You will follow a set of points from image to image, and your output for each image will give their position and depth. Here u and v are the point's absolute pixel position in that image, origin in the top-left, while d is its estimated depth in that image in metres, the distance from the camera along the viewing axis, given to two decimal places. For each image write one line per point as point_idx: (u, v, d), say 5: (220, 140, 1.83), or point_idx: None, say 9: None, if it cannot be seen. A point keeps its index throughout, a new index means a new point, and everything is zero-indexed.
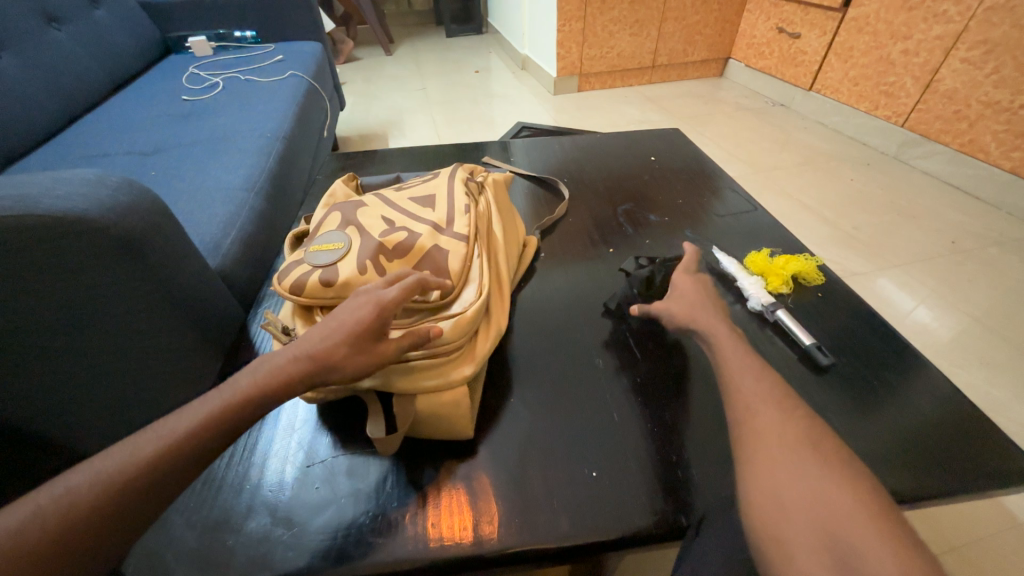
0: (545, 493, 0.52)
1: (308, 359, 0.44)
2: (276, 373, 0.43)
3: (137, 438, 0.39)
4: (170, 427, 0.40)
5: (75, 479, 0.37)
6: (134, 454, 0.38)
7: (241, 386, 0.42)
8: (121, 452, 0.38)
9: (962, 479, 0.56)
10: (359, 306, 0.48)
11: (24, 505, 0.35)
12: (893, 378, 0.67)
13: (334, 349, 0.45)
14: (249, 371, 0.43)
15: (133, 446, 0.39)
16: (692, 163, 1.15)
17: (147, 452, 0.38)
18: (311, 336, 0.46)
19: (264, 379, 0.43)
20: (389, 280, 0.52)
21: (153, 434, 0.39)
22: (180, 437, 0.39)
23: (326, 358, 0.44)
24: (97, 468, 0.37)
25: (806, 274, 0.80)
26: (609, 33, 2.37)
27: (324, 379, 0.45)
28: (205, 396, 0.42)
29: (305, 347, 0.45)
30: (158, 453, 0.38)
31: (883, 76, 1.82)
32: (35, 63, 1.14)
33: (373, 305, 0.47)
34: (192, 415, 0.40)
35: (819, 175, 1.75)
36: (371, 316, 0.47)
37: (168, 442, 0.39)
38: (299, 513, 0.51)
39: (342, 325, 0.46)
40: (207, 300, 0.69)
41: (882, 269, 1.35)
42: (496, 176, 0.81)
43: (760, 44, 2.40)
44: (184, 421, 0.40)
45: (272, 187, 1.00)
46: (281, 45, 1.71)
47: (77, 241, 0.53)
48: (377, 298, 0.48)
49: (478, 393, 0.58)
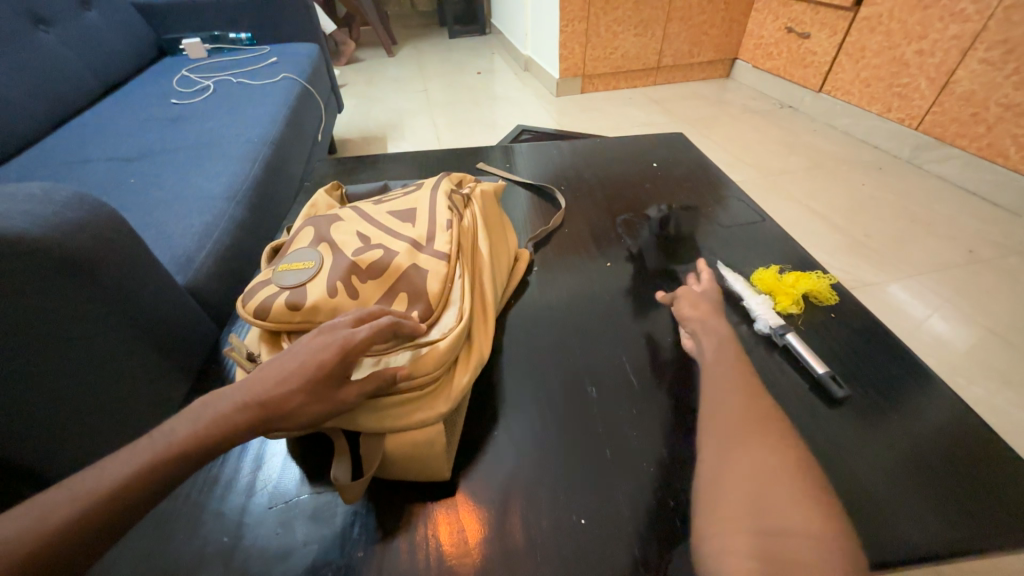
0: (525, 541, 0.48)
1: (257, 408, 0.40)
2: (218, 425, 0.38)
3: (50, 496, 0.34)
4: (95, 480, 0.35)
5: None
6: (44, 516, 0.33)
7: (179, 435, 0.37)
8: (28, 513, 0.33)
9: (985, 530, 0.50)
10: (320, 346, 0.43)
11: None
12: (913, 411, 0.61)
13: (290, 395, 0.41)
14: (189, 419, 0.38)
15: (45, 506, 0.34)
16: (696, 169, 1.10)
17: (62, 514, 0.33)
18: (265, 379, 0.41)
19: (204, 430, 0.38)
20: (357, 314, 0.48)
21: (71, 491, 0.35)
22: (103, 494, 0.34)
23: (279, 407, 0.40)
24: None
25: (818, 292, 0.75)
26: (612, 33, 2.31)
27: (276, 429, 0.40)
28: (134, 446, 0.37)
29: (255, 393, 0.40)
30: (75, 512, 0.34)
31: (896, 77, 1.75)
32: (18, 64, 1.11)
33: (336, 347, 0.43)
34: (119, 468, 0.36)
35: (829, 179, 1.69)
36: (335, 361, 0.43)
37: (88, 500, 0.34)
38: (255, 561, 0.46)
39: (299, 367, 0.42)
40: (166, 318, 0.66)
41: (895, 279, 1.29)
42: (484, 186, 0.76)
43: (768, 44, 2.33)
44: (110, 473, 0.35)
45: (255, 195, 0.96)
46: (276, 47, 1.68)
47: (19, 263, 0.50)
48: (343, 340, 0.44)
49: (457, 427, 0.53)
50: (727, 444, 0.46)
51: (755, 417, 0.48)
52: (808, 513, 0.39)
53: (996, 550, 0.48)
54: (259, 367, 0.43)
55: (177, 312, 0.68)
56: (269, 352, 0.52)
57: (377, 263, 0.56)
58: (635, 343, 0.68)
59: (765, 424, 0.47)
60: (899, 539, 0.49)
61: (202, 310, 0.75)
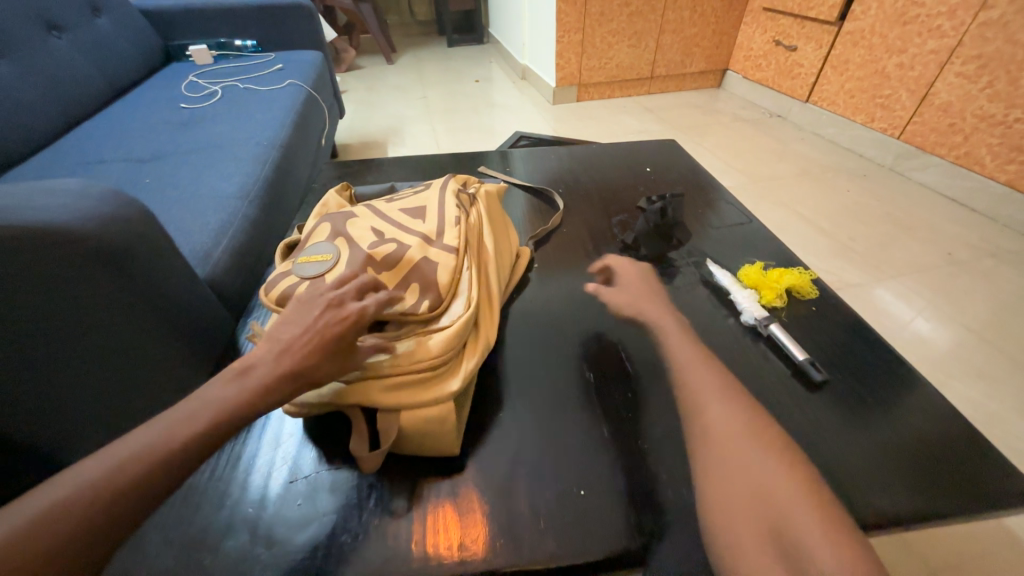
0: (530, 511, 0.51)
1: (291, 376, 0.44)
2: (262, 392, 0.43)
3: (124, 447, 0.39)
4: (122, 454, 0.38)
5: (67, 487, 0.36)
6: (122, 462, 0.38)
7: (232, 399, 0.42)
8: (101, 464, 0.37)
9: (948, 499, 0.54)
10: (330, 318, 0.47)
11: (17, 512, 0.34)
12: (886, 396, 0.66)
13: (311, 364, 0.45)
14: (236, 386, 0.43)
15: (120, 456, 0.38)
16: (687, 174, 1.15)
17: (136, 461, 0.38)
18: (291, 351, 0.45)
19: (251, 396, 0.42)
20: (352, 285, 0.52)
21: (144, 442, 0.39)
22: (131, 468, 0.37)
23: (310, 374, 0.45)
24: (34, 507, 0.35)
25: (800, 287, 0.80)
26: (607, 44, 2.39)
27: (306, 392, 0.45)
28: (191, 406, 0.42)
29: (290, 364, 0.44)
30: (105, 485, 0.37)
31: (879, 89, 1.83)
32: (33, 68, 1.14)
33: (343, 320, 0.48)
34: (183, 423, 0.40)
35: (817, 186, 1.75)
36: (348, 331, 0.48)
37: (157, 451, 0.39)
38: (279, 530, 0.50)
39: (316, 338, 0.46)
40: (190, 310, 0.70)
41: (880, 281, 1.34)
42: (488, 187, 0.81)
43: (757, 56, 2.42)
44: (137, 449, 0.38)
45: (266, 195, 1.00)
46: (281, 54, 1.73)
47: (59, 252, 0.54)
48: (357, 314, 0.49)
49: (465, 408, 0.57)
50: (724, 455, 0.55)
51: (741, 427, 0.57)
52: (819, 515, 0.48)
53: (953, 517, 0.53)
54: (271, 338, 0.46)
55: (199, 305, 0.72)
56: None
57: (390, 255, 0.61)
58: (628, 334, 0.73)
59: (750, 432, 0.56)
60: (871, 507, 0.53)
61: (220, 302, 0.78)
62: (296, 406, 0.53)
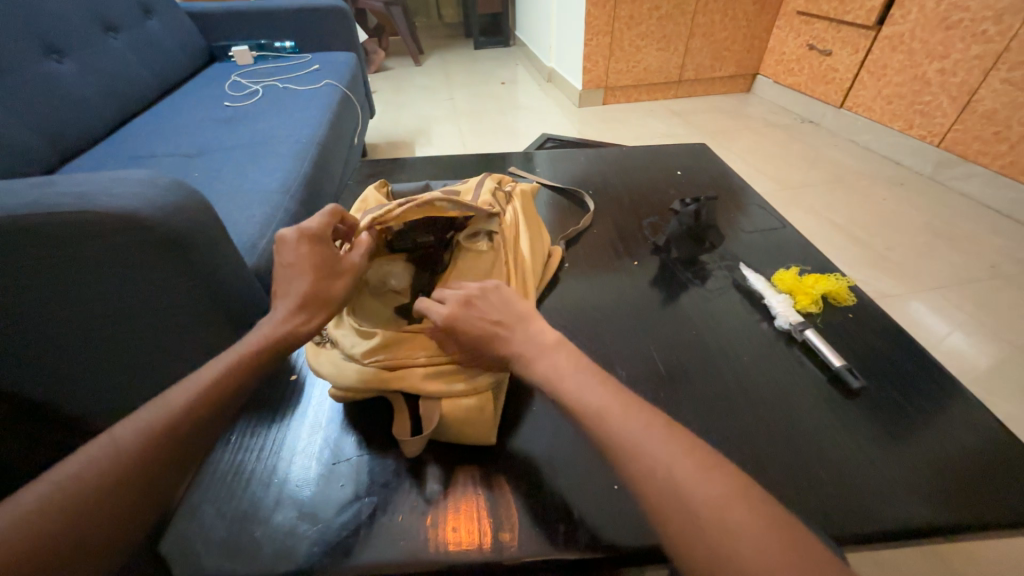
0: (561, 503, 0.53)
1: (294, 308, 0.51)
2: (276, 329, 0.50)
3: (165, 395, 0.43)
4: (139, 420, 0.41)
5: (122, 432, 0.40)
6: (166, 404, 0.42)
7: (252, 339, 0.49)
8: (149, 410, 0.42)
9: (991, 511, 0.53)
10: (299, 241, 0.54)
11: (81, 455, 0.39)
12: (927, 406, 0.65)
13: (288, 323, 0.51)
14: (257, 331, 0.50)
15: (162, 401, 0.43)
16: (718, 178, 1.15)
17: (180, 401, 0.43)
18: (290, 288, 0.52)
19: (268, 335, 0.49)
20: (328, 212, 0.59)
21: (183, 388, 0.44)
22: (137, 445, 0.40)
23: (311, 301, 0.52)
24: (98, 450, 0.39)
25: (837, 294, 0.79)
26: (636, 48, 2.38)
27: (311, 319, 0.52)
28: (218, 357, 0.47)
29: (292, 301, 0.51)
30: (115, 462, 0.39)
31: (918, 95, 1.78)
32: (92, 67, 1.22)
33: (307, 238, 0.55)
34: (213, 367, 0.46)
35: (848, 193, 1.71)
36: (319, 253, 0.55)
37: (199, 391, 0.44)
38: (323, 508, 0.52)
39: (297, 268, 0.53)
40: (241, 297, 0.74)
41: (915, 292, 1.31)
42: (524, 186, 0.82)
43: (789, 61, 2.38)
44: (142, 427, 0.41)
45: (305, 191, 1.03)
46: (317, 55, 1.78)
47: (132, 235, 0.60)
48: (317, 238, 0.55)
49: (501, 399, 0.59)
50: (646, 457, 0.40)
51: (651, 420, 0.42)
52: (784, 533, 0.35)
53: (992, 531, 0.52)
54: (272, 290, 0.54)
55: (245, 290, 0.75)
56: (343, 331, 0.58)
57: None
58: (661, 334, 0.74)
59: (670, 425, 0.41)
60: (909, 516, 0.53)
61: (265, 291, 0.82)
62: (343, 391, 0.58)
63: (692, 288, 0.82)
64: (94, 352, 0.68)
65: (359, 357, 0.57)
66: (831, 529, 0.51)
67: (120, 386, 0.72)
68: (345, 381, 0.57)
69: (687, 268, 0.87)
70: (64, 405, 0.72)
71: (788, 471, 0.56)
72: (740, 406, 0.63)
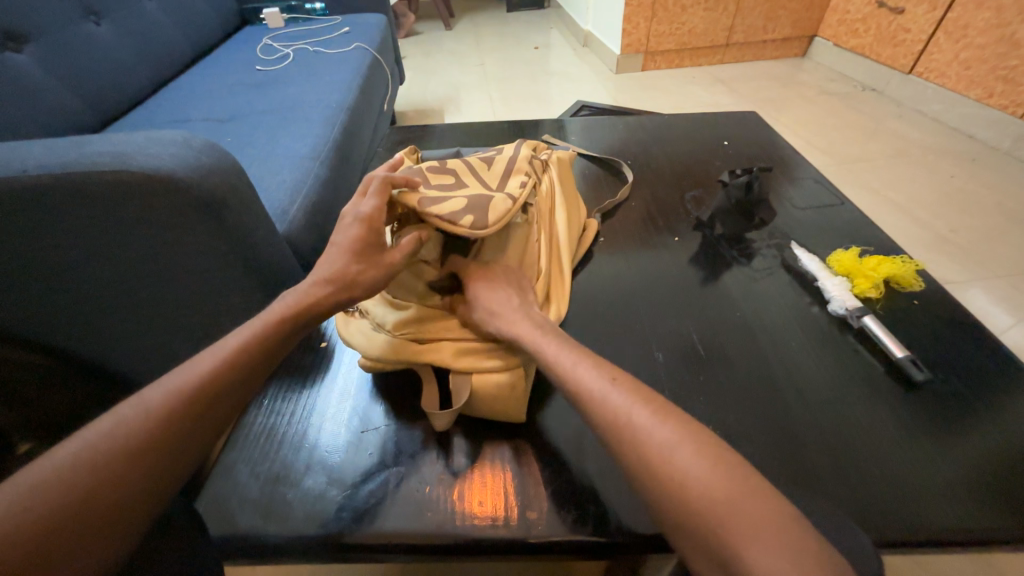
0: (590, 484, 0.51)
1: (325, 283, 0.51)
2: (302, 300, 0.50)
3: (192, 360, 0.44)
4: (164, 384, 0.41)
5: (147, 395, 0.41)
6: (191, 369, 0.43)
7: (277, 308, 0.49)
8: (175, 375, 0.42)
9: None
10: (352, 222, 0.54)
11: (109, 416, 0.39)
12: (998, 403, 0.59)
13: (312, 297, 0.50)
14: (281, 301, 0.50)
15: (187, 366, 0.43)
16: (769, 149, 1.06)
17: (204, 366, 0.43)
18: (324, 263, 0.52)
19: (294, 304, 0.49)
20: (376, 190, 0.56)
21: (208, 353, 0.44)
22: (161, 409, 0.40)
23: (342, 280, 0.51)
24: (126, 411, 0.39)
25: (902, 278, 0.72)
26: (681, 7, 2.21)
27: (346, 297, 0.51)
28: (243, 325, 0.47)
29: (322, 276, 0.51)
30: (140, 424, 0.39)
31: (1003, 58, 1.57)
32: (129, 30, 1.22)
33: (360, 223, 0.53)
34: (237, 334, 0.46)
35: (911, 168, 1.57)
36: (374, 242, 0.53)
37: (222, 356, 0.44)
38: (351, 475, 0.52)
39: (338, 249, 0.53)
40: (275, 264, 0.74)
41: (980, 278, 1.20)
42: (560, 154, 0.78)
43: (854, 20, 2.15)
44: (168, 391, 0.41)
45: (335, 157, 1.02)
46: (347, 17, 1.73)
47: (168, 197, 0.59)
48: (362, 217, 0.53)
49: (531, 378, 0.58)
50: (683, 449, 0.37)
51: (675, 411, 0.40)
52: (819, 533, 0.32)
53: None
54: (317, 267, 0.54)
55: (278, 257, 0.75)
56: (376, 302, 0.59)
57: (451, 220, 0.55)
58: (701, 315, 0.69)
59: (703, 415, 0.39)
60: (967, 524, 0.48)
61: (296, 258, 0.82)
62: (373, 361, 0.58)
63: (736, 268, 0.77)
64: (139, 311, 0.71)
65: (390, 329, 0.57)
66: (881, 529, 0.48)
67: (162, 345, 0.75)
68: (374, 351, 0.57)
69: (733, 246, 0.81)
70: (114, 359, 0.77)
71: (835, 466, 0.53)
72: (785, 395, 0.60)
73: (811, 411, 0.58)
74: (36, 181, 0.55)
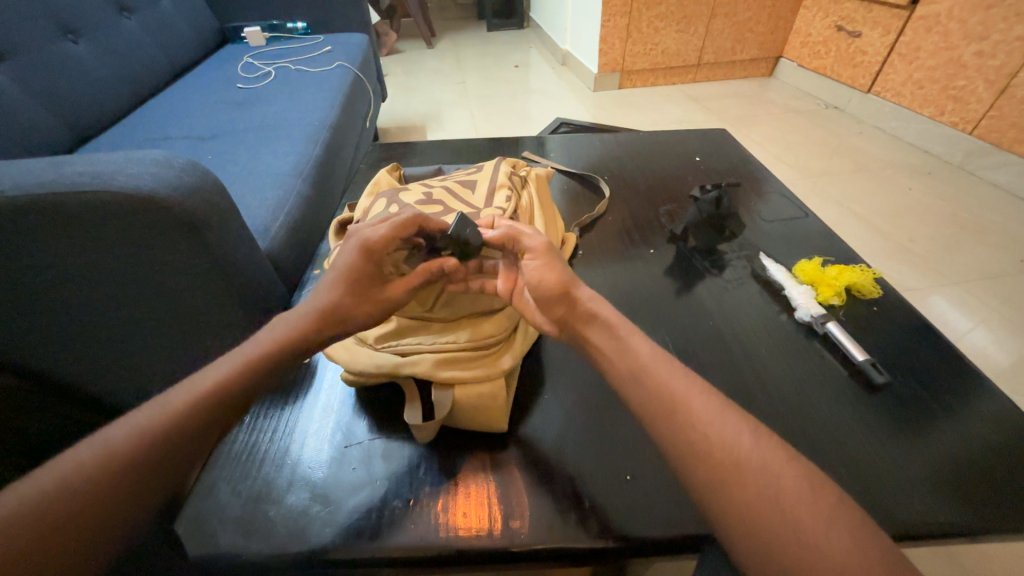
0: (573, 491, 0.52)
1: (315, 315, 0.51)
2: (290, 337, 0.49)
3: (166, 395, 0.43)
4: (133, 422, 0.41)
5: (111, 434, 0.40)
6: (163, 406, 0.42)
7: (260, 344, 0.48)
8: (145, 412, 0.42)
9: (1008, 511, 0.52)
10: (353, 246, 0.53)
11: (68, 457, 0.38)
12: (951, 402, 0.62)
13: (299, 330, 0.50)
14: (268, 329, 0.50)
15: (161, 404, 0.42)
16: (739, 164, 1.11)
17: (178, 401, 0.43)
18: (318, 297, 0.52)
19: (281, 335, 0.49)
20: (402, 222, 0.55)
21: (183, 388, 0.44)
22: (123, 451, 0.39)
23: (334, 314, 0.51)
24: (88, 451, 0.38)
25: (861, 286, 0.76)
26: (654, 29, 2.30)
27: (342, 329, 0.52)
28: (228, 355, 0.47)
29: (314, 308, 0.51)
30: (101, 466, 0.38)
31: (952, 79, 1.69)
32: (107, 48, 1.21)
33: (358, 249, 0.53)
34: (215, 371, 0.45)
35: (871, 182, 1.66)
36: (364, 270, 0.53)
37: (197, 394, 0.43)
38: (336, 492, 0.52)
39: (335, 277, 0.52)
40: (256, 281, 0.74)
41: (939, 285, 1.26)
42: (539, 171, 0.81)
43: (816, 43, 2.28)
44: (131, 432, 0.40)
45: (317, 174, 1.03)
46: (330, 36, 1.75)
47: (148, 217, 0.60)
48: (363, 243, 0.53)
49: (512, 388, 0.59)
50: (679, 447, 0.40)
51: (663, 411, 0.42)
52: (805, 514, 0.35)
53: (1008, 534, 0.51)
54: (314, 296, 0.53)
55: (261, 274, 0.75)
56: None
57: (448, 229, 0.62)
58: (675, 324, 0.72)
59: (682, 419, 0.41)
60: (930, 519, 0.51)
61: (278, 274, 0.82)
62: (357, 375, 0.58)
63: (708, 279, 0.80)
64: (114, 332, 0.70)
65: (374, 342, 0.58)
66: None
67: (138, 365, 0.74)
68: (356, 365, 0.57)
69: (704, 257, 0.84)
70: (86, 381, 0.75)
71: None
72: (752, 399, 0.62)
73: (780, 414, 0.61)
74: (14, 202, 0.55)
